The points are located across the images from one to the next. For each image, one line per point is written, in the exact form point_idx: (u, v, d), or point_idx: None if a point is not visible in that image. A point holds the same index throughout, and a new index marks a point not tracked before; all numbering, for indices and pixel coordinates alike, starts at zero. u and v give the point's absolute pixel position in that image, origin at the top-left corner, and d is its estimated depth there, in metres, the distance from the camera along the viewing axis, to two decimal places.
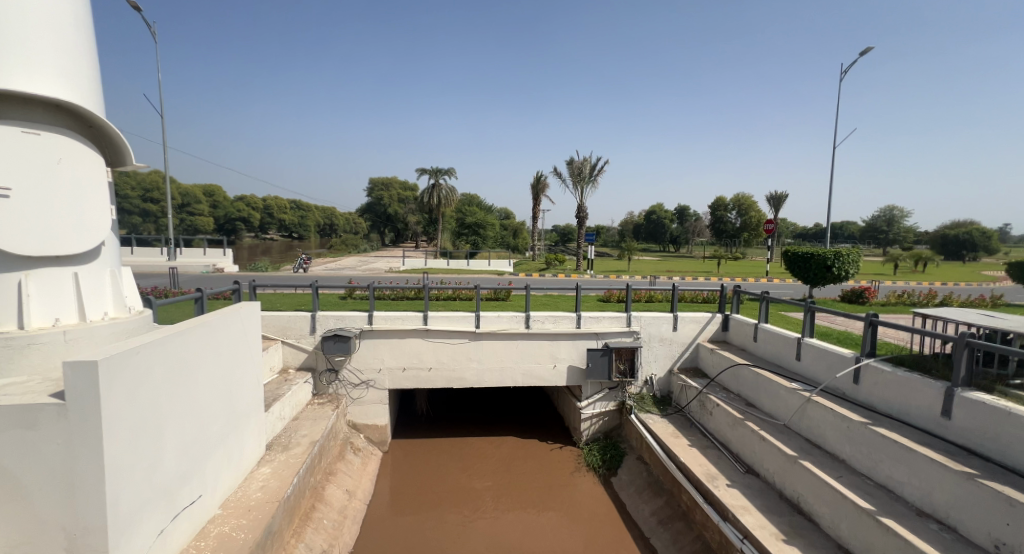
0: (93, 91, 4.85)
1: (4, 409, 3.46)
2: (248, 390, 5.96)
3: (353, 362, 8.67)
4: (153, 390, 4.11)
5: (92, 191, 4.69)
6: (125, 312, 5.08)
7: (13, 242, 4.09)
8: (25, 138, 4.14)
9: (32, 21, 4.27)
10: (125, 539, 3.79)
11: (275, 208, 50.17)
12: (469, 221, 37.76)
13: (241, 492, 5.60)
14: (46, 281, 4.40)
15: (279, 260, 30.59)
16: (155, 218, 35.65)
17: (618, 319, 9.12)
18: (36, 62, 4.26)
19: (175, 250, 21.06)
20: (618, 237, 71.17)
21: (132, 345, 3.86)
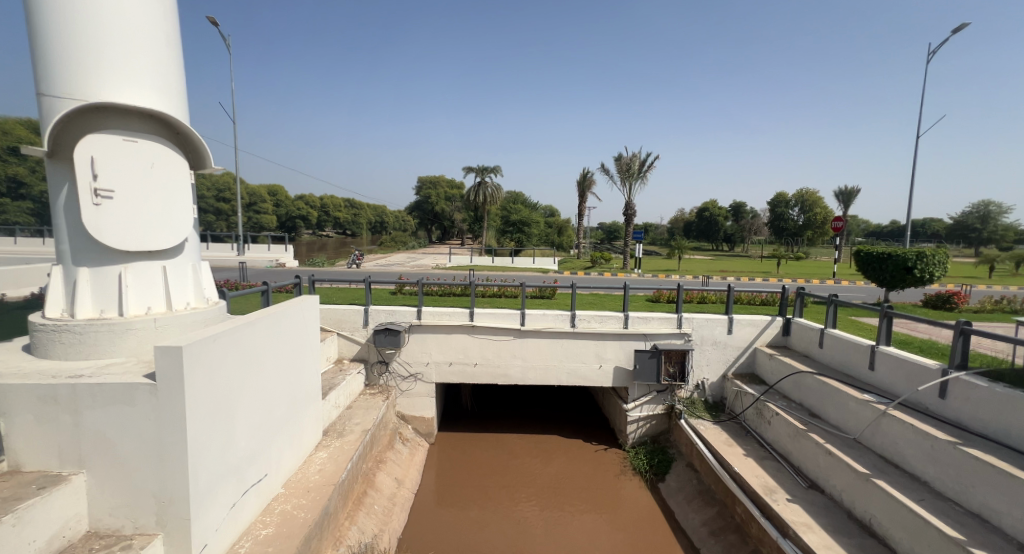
0: (179, 101, 5.28)
1: (105, 387, 3.87)
2: (307, 378, 6.33)
3: (402, 355, 8.97)
4: (228, 375, 4.47)
5: (178, 192, 5.13)
6: (203, 302, 5.50)
7: (113, 237, 4.60)
8: (125, 145, 4.64)
9: (131, 41, 4.72)
10: (203, 510, 4.16)
11: (332, 207, 52.70)
12: (514, 218, 37.90)
13: (300, 474, 5.96)
14: (140, 273, 4.88)
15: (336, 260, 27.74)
16: (227, 216, 38.55)
17: (668, 320, 8.83)
18: (130, 77, 4.73)
19: (243, 245, 22.72)
20: (668, 235, 68.77)
21: (211, 332, 4.22)
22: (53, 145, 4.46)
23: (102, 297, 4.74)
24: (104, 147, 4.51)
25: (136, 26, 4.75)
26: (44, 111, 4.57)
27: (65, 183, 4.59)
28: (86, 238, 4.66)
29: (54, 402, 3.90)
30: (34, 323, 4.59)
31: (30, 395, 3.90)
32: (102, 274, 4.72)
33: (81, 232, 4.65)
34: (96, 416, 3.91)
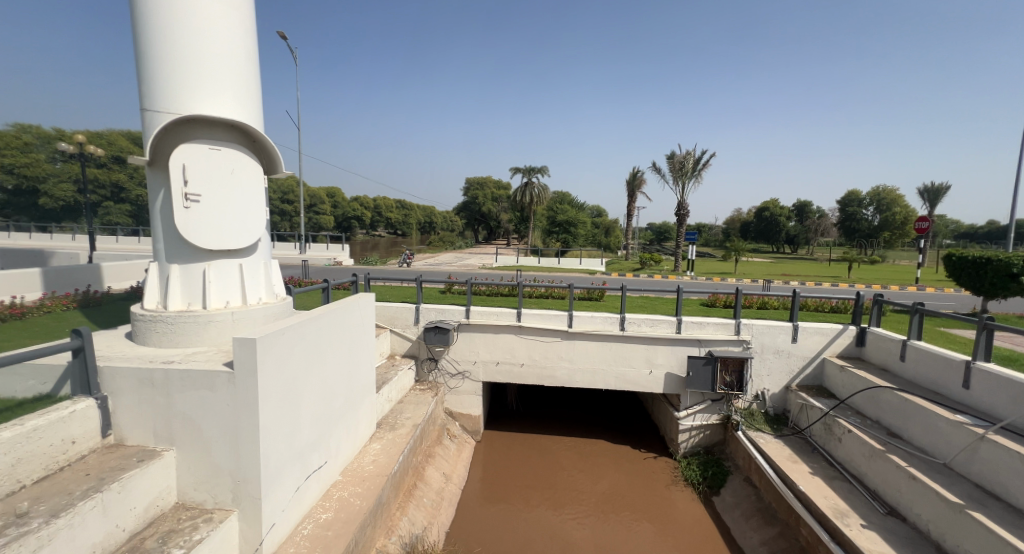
0: (256, 112, 5.70)
1: (191, 373, 4.26)
2: (363, 372, 6.62)
3: (451, 353, 9.16)
4: (294, 366, 4.78)
5: (254, 196, 5.55)
6: (273, 297, 5.92)
7: (199, 238, 5.07)
8: (211, 153, 5.09)
9: (216, 59, 5.16)
10: (272, 491, 4.47)
11: (384, 208, 54.81)
12: (560, 219, 37.69)
13: (356, 463, 6.24)
14: (221, 270, 5.34)
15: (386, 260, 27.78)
16: (290, 217, 41.13)
17: (725, 326, 8.43)
18: (213, 91, 5.17)
19: (304, 244, 24.17)
20: (724, 236, 65.61)
21: (281, 326, 4.53)
22: (152, 156, 4.98)
23: (189, 291, 5.23)
24: (193, 156, 4.97)
25: (220, 43, 5.18)
26: (146, 124, 5.11)
27: (161, 189, 5.11)
28: (177, 239, 5.17)
29: (150, 385, 4.34)
30: (134, 313, 5.13)
31: (131, 377, 4.36)
32: (190, 270, 5.21)
33: (173, 233, 5.16)
34: (183, 399, 4.30)
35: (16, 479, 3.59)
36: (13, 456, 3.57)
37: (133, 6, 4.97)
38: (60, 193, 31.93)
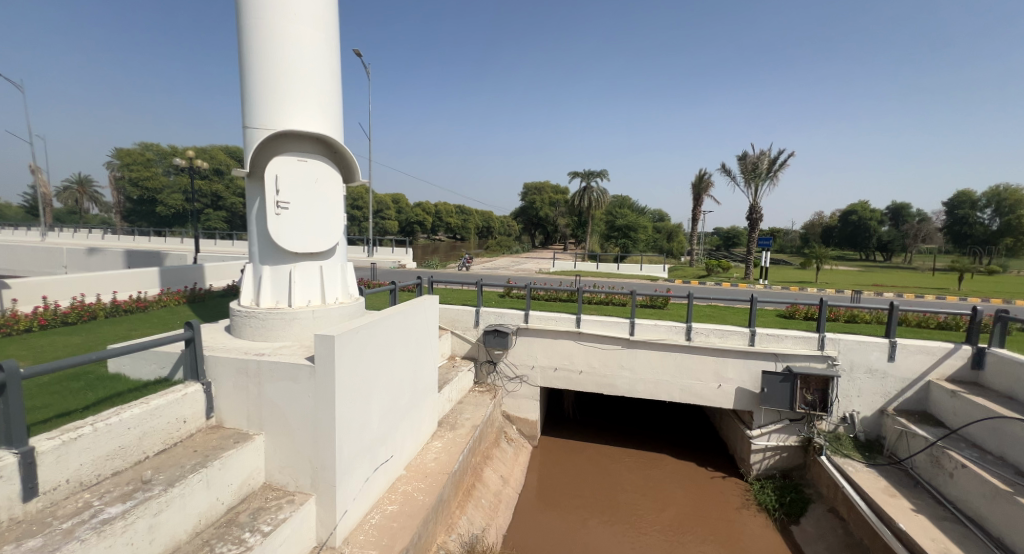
0: (335, 125, 6.13)
1: (279, 365, 4.67)
2: (427, 371, 6.88)
3: (509, 357, 9.25)
4: (366, 363, 5.07)
5: (334, 204, 5.99)
6: (349, 298, 6.33)
7: (287, 241, 5.55)
8: (298, 164, 5.57)
9: (301, 77, 5.63)
10: (345, 479, 4.77)
11: (445, 213, 56.62)
12: (620, 223, 36.86)
13: (419, 459, 6.49)
14: (305, 271, 5.81)
15: (447, 260, 32.37)
16: (359, 222, 43.61)
17: (806, 340, 7.81)
18: (299, 107, 5.65)
19: (371, 248, 25.57)
20: (803, 242, 60.76)
21: (356, 324, 4.84)
22: (251, 168, 5.54)
23: (277, 290, 5.74)
24: (285, 167, 5.47)
25: (306, 63, 5.65)
26: (246, 140, 5.70)
27: (257, 198, 5.67)
28: (269, 242, 5.70)
29: (245, 373, 4.81)
30: (232, 308, 5.71)
31: (230, 366, 4.87)
32: (279, 271, 5.72)
33: (266, 237, 5.69)
34: (272, 389, 4.72)
35: (141, 449, 4.14)
36: (139, 430, 4.12)
37: (239, 35, 5.58)
38: (172, 202, 36.16)
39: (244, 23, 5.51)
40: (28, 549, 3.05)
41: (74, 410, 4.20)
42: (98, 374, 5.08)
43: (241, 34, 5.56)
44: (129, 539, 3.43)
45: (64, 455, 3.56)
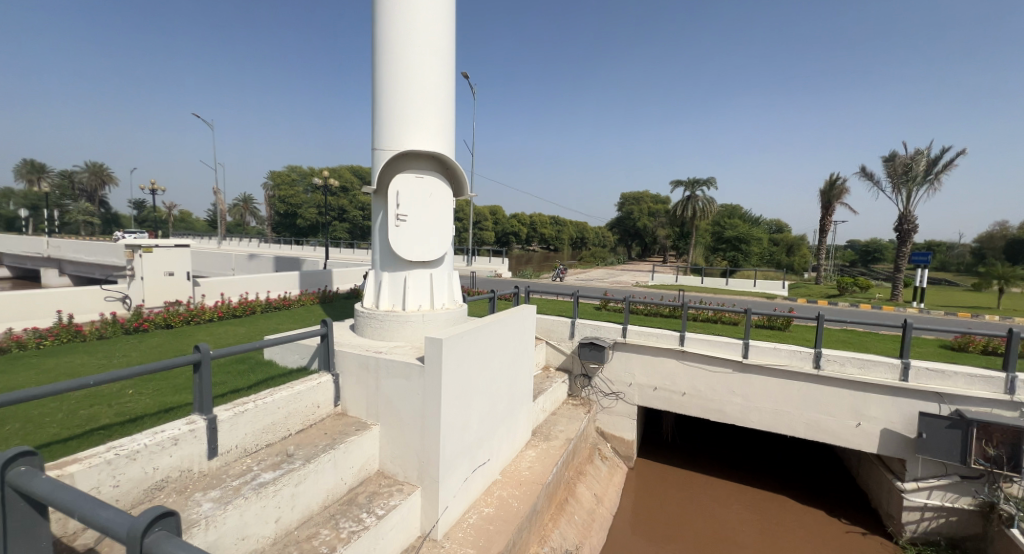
0: (447, 143, 6.58)
1: (394, 363, 5.13)
2: (525, 380, 7.02)
3: (604, 372, 9.02)
4: (469, 367, 5.34)
5: (445, 216, 6.44)
6: (455, 304, 6.73)
7: (403, 250, 6.11)
8: (416, 181, 6.11)
9: (419, 101, 6.17)
10: (447, 477, 5.06)
11: (540, 224, 57.41)
12: (729, 234, 34.22)
13: (513, 466, 6.62)
14: (418, 278, 6.33)
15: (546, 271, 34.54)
16: (460, 233, 45.97)
17: (986, 380, 6.55)
18: (417, 128, 6.21)
19: (469, 257, 26.86)
20: (967, 259, 50.85)
21: (462, 330, 5.15)
22: (377, 185, 6.22)
23: (394, 294, 6.32)
24: (405, 183, 6.04)
25: (423, 88, 6.19)
26: (374, 160, 6.41)
27: (381, 212, 6.34)
28: (389, 251, 6.32)
29: (366, 368, 5.36)
30: (357, 309, 6.42)
31: (355, 361, 5.46)
32: (396, 277, 6.31)
33: (386, 247, 6.32)
34: (388, 384, 5.20)
35: (286, 427, 4.83)
36: (286, 410, 4.81)
37: (373, 69, 6.31)
38: (308, 215, 41.50)
39: (378, 59, 6.23)
40: (211, 498, 3.73)
41: (240, 388, 5.04)
42: (255, 360, 6.04)
43: (375, 67, 6.28)
44: (278, 502, 4.02)
45: (235, 425, 4.30)
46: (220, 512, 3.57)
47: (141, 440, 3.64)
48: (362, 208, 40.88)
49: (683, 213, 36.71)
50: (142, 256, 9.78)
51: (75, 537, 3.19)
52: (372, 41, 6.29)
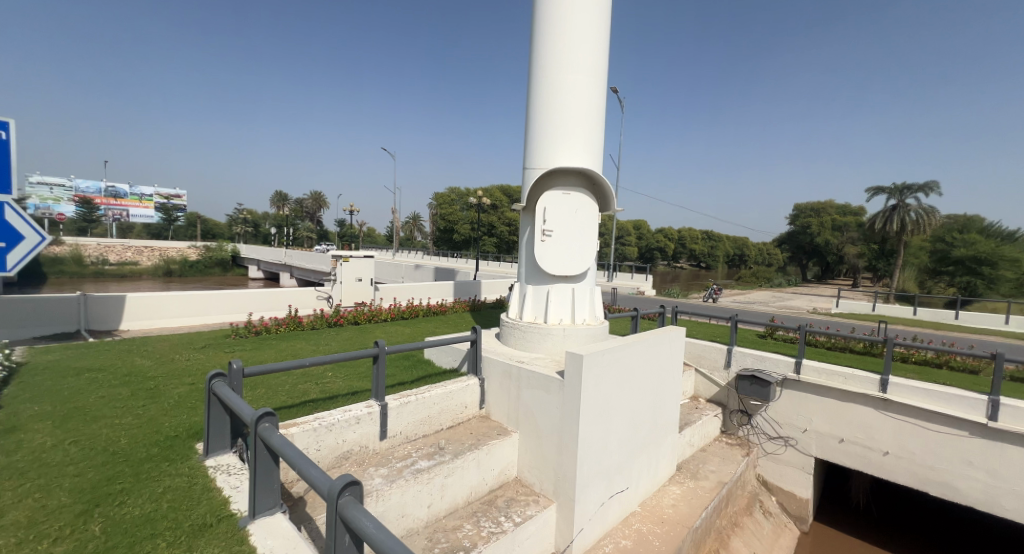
0: (596, 160, 6.61)
1: (535, 375, 5.28)
2: (671, 408, 6.53)
3: (770, 412, 7.64)
4: (609, 388, 5.21)
5: (590, 231, 6.46)
6: (595, 320, 6.64)
7: (547, 265, 6.31)
8: (562, 198, 6.28)
9: (568, 120, 6.36)
10: (583, 498, 4.99)
11: (690, 239, 53.71)
12: (960, 254, 27.45)
13: (655, 501, 6.20)
14: (560, 291, 6.44)
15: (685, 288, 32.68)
16: (602, 248, 45.59)
17: None
18: (567, 146, 6.40)
19: (611, 273, 26.44)
20: None
21: (603, 348, 5.05)
22: (526, 202, 6.57)
23: (537, 306, 6.55)
24: (552, 200, 6.26)
25: (574, 107, 6.36)
26: (524, 178, 6.78)
27: (528, 227, 6.67)
28: (534, 265, 6.58)
29: (509, 377, 5.62)
30: (503, 319, 6.80)
31: (500, 369, 5.76)
32: (539, 290, 6.53)
33: (532, 261, 6.61)
34: (529, 395, 5.36)
35: (439, 421, 5.34)
36: (440, 406, 5.32)
37: (528, 95, 6.71)
38: (463, 230, 45.64)
39: (532, 84, 6.63)
40: (381, 474, 4.33)
41: (405, 381, 5.76)
42: (417, 359, 6.79)
43: (530, 92, 6.66)
44: (431, 489, 4.44)
45: (401, 412, 4.92)
46: (388, 487, 4.11)
47: (336, 414, 4.42)
48: (509, 224, 43.42)
49: (886, 226, 30.51)
50: (342, 264, 12.13)
51: (294, 484, 4.09)
52: (528, 68, 6.69)
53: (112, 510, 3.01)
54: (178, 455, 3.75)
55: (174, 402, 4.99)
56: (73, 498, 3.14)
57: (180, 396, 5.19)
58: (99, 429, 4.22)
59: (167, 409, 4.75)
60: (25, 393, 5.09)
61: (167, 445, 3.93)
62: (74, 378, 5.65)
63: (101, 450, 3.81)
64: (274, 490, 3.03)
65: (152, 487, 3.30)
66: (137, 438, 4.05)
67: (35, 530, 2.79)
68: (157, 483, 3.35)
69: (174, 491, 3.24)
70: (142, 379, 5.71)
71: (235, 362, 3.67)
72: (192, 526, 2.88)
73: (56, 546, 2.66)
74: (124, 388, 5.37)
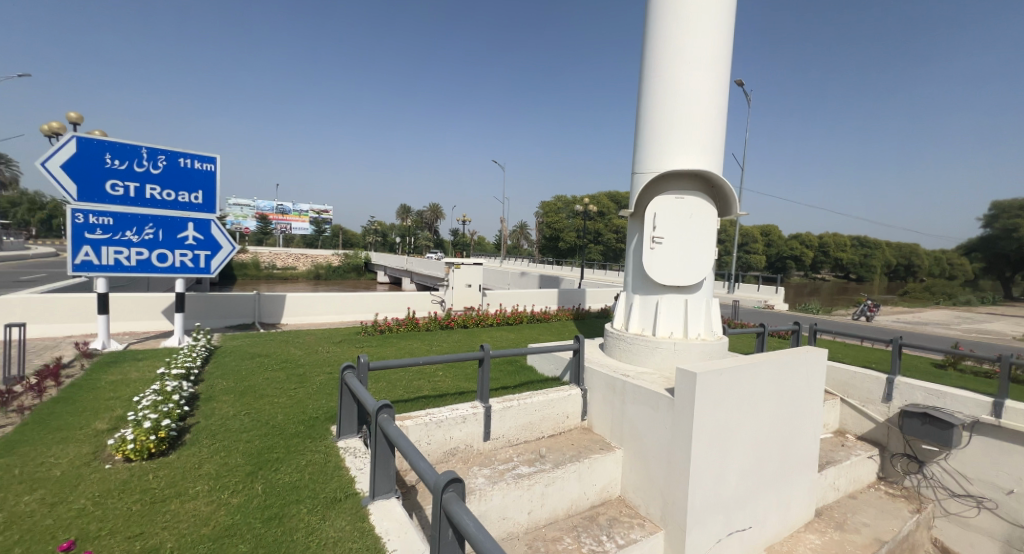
0: (716, 160, 6.02)
1: (642, 390, 4.89)
2: (808, 440, 5.60)
3: (953, 462, 6.13)
4: (728, 411, 4.61)
5: (707, 238, 5.87)
6: (711, 335, 5.97)
7: (657, 274, 5.86)
8: (675, 203, 5.79)
9: (685, 118, 5.87)
10: (696, 531, 4.47)
11: (833, 247, 46.89)
12: None
13: (786, 547, 5.34)
14: (670, 303, 5.93)
15: (826, 303, 28.48)
16: (722, 256, 41.98)
17: None
18: (683, 146, 5.90)
19: (735, 284, 24.10)
20: None
21: (720, 367, 4.48)
22: (634, 208, 6.21)
23: (645, 318, 6.11)
24: (663, 205, 5.81)
25: (692, 104, 5.86)
26: (633, 183, 6.41)
27: (636, 234, 6.28)
28: (642, 274, 6.17)
29: (613, 390, 5.30)
30: (607, 329, 6.47)
31: (603, 381, 5.46)
32: (648, 300, 6.09)
33: (640, 269, 6.20)
34: (634, 411, 4.99)
35: (540, 429, 5.22)
36: (542, 413, 5.19)
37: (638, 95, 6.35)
38: (569, 238, 45.45)
39: (643, 83, 6.26)
40: (484, 474, 4.34)
41: (509, 386, 5.76)
42: (521, 365, 6.77)
43: (640, 93, 6.29)
44: (531, 496, 4.31)
45: (504, 416, 4.89)
46: (490, 488, 4.09)
47: (445, 412, 4.54)
48: (617, 231, 42.27)
49: None
50: (453, 270, 12.70)
51: (407, 472, 4.25)
52: (639, 67, 6.32)
53: (270, 474, 3.46)
54: (318, 434, 4.15)
55: (317, 387, 5.59)
56: (245, 459, 3.68)
57: (322, 382, 5.80)
58: (265, 405, 4.88)
59: (312, 393, 5.32)
60: (215, 370, 6.14)
61: (311, 424, 4.36)
62: (250, 360, 6.69)
63: (265, 423, 4.38)
64: (391, 474, 3.16)
65: (299, 458, 3.70)
66: (291, 415, 4.58)
67: (220, 482, 3.35)
68: (303, 456, 3.74)
69: (314, 465, 3.59)
70: (294, 365, 6.54)
71: (363, 355, 3.89)
72: (326, 498, 3.18)
73: (231, 499, 3.17)
74: (282, 372, 6.18)
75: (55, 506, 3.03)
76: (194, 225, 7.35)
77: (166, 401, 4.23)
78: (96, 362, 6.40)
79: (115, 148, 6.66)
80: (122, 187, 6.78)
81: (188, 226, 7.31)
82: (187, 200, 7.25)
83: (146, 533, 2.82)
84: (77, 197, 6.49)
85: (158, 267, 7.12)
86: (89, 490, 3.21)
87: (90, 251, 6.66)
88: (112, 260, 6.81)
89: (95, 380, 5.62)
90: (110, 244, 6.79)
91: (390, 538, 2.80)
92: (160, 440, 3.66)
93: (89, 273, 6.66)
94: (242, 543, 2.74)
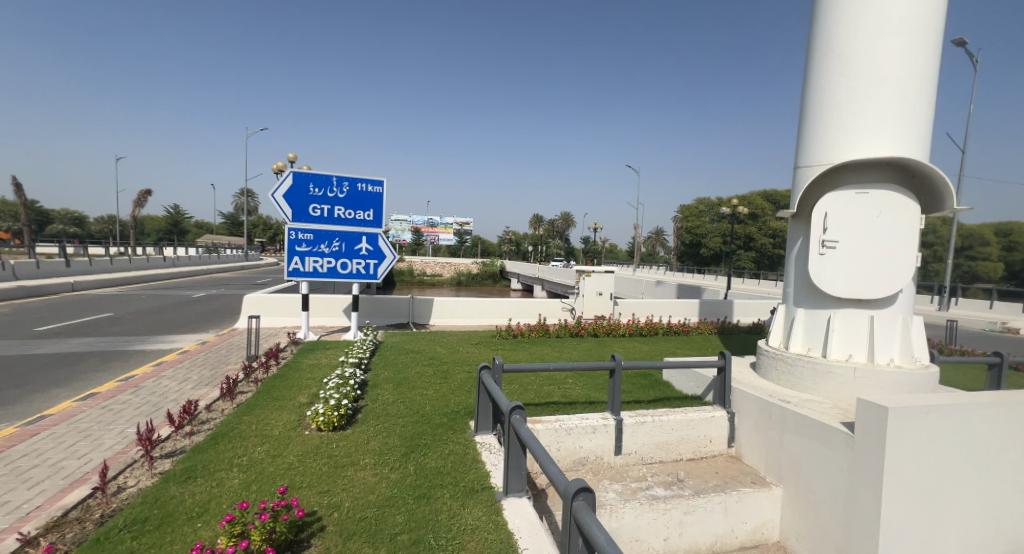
0: (921, 142, 4.76)
1: (807, 422, 4.02)
2: None
3: None
4: (940, 460, 3.48)
5: (904, 238, 4.63)
6: (910, 363, 4.62)
7: (828, 283, 4.83)
8: (856, 198, 4.72)
9: (876, 94, 4.74)
10: None
11: None
12: None
13: None
14: (849, 319, 4.80)
15: None
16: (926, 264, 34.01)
17: None
18: (870, 128, 4.77)
19: (950, 299, 19.12)
20: None
21: (926, 402, 3.42)
22: (798, 207, 5.24)
23: (812, 336, 5.08)
24: (838, 201, 4.79)
25: (888, 78, 4.70)
26: (796, 179, 5.44)
27: (799, 237, 5.28)
28: (808, 282, 5.15)
29: (769, 418, 4.45)
30: (761, 347, 5.54)
31: (754, 404, 4.65)
32: (815, 315, 5.05)
33: (805, 277, 5.19)
34: (798, 445, 4.11)
35: (678, 450, 4.65)
36: (681, 433, 4.62)
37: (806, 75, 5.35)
38: (713, 245, 41.63)
39: (811, 61, 5.25)
40: (615, 490, 3.99)
41: (642, 400, 5.29)
42: (656, 379, 6.21)
43: (809, 71, 5.29)
44: (667, 521, 3.84)
45: (636, 432, 4.46)
46: (621, 505, 3.73)
47: (574, 420, 4.29)
48: (777, 236, 37.31)
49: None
50: (587, 278, 12.45)
51: (539, 476, 4.11)
52: (808, 42, 5.32)
53: (420, 457, 3.62)
54: (460, 427, 4.25)
55: (457, 383, 5.84)
56: (401, 441, 3.92)
57: (462, 379, 6.04)
58: (416, 395, 5.23)
59: (453, 389, 5.56)
60: (378, 361, 6.85)
61: (453, 417, 4.51)
62: (404, 354, 7.34)
63: (415, 411, 4.67)
64: (523, 474, 3.01)
65: (443, 446, 3.81)
66: (437, 407, 4.82)
67: (382, 457, 3.61)
68: (447, 445, 3.85)
69: (455, 454, 3.66)
70: (440, 362, 6.98)
71: (498, 357, 3.86)
72: (466, 486, 3.18)
73: (391, 473, 3.37)
74: (429, 367, 6.62)
75: (275, 458, 3.57)
76: (367, 238, 8.31)
77: (346, 384, 4.78)
78: (301, 349, 7.65)
79: (316, 177, 7.87)
80: (322, 209, 8.01)
81: (363, 239, 8.30)
82: (363, 217, 8.25)
83: (331, 490, 3.13)
84: (291, 217, 7.87)
85: (342, 274, 8.24)
86: (296, 448, 3.73)
87: (299, 261, 8.03)
88: (312, 267, 8.10)
89: (299, 361, 6.74)
90: (311, 255, 8.07)
91: (521, 535, 2.66)
92: (341, 416, 4.13)
93: (298, 278, 8.04)
94: (398, 515, 2.87)
